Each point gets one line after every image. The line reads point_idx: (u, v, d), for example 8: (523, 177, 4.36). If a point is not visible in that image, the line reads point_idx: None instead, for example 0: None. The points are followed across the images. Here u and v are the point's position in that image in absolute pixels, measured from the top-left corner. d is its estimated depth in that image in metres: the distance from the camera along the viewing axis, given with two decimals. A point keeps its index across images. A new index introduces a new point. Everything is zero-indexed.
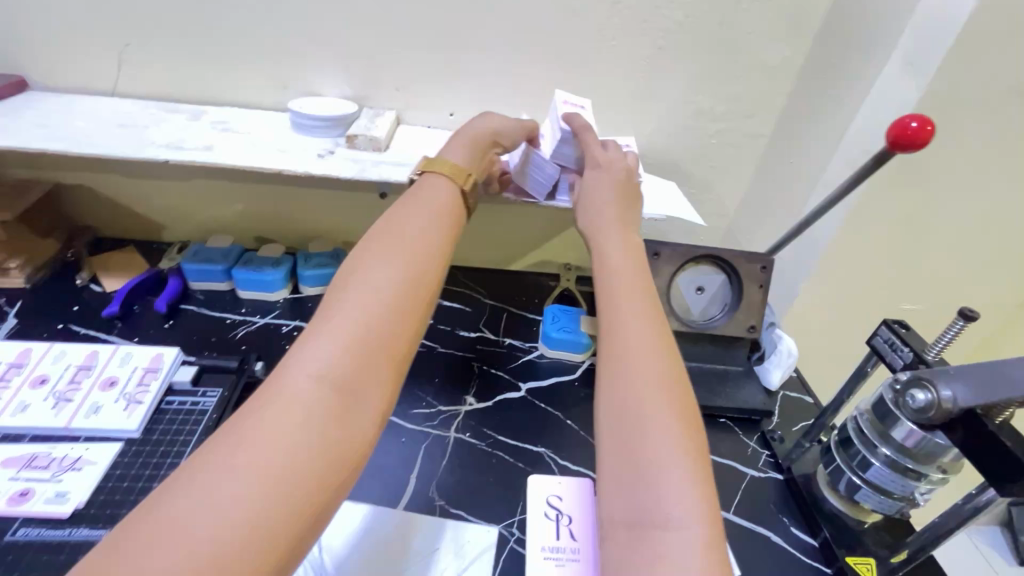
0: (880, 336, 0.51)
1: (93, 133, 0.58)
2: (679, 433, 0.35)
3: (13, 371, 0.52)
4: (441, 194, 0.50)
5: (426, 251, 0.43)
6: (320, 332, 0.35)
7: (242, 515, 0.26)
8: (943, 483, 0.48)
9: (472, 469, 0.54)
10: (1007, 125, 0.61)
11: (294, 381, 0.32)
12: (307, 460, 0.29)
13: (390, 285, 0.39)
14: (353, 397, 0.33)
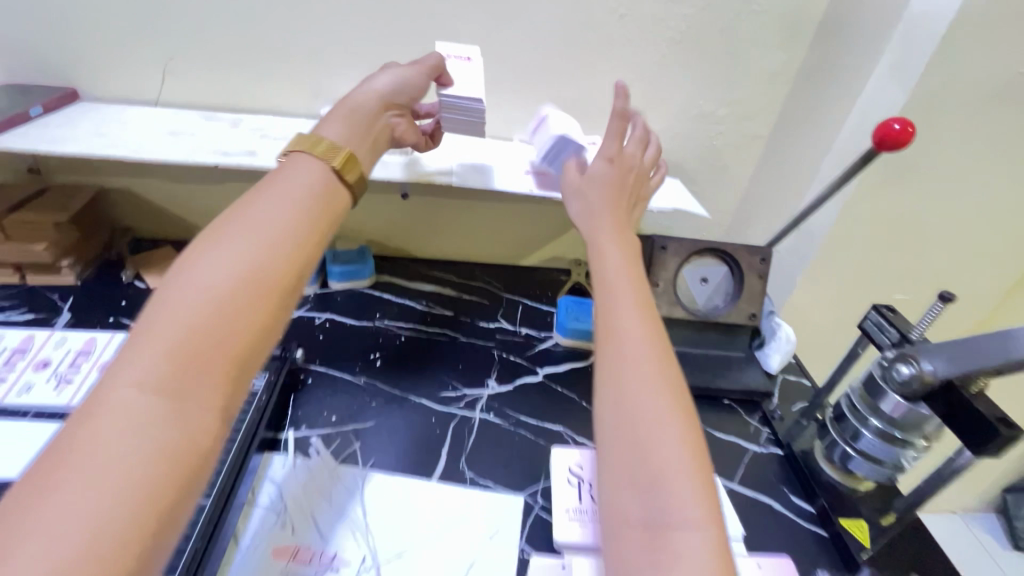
0: (870, 319, 0.55)
1: (146, 143, 0.63)
2: (686, 435, 0.37)
3: (18, 355, 0.57)
4: (307, 171, 0.44)
5: (275, 234, 0.39)
6: (147, 340, 0.32)
7: (75, 541, 0.26)
8: (928, 451, 0.52)
9: (498, 445, 0.59)
10: (985, 126, 0.66)
11: (115, 395, 0.30)
12: (138, 488, 0.28)
13: (226, 283, 0.35)
14: (187, 400, 0.31)
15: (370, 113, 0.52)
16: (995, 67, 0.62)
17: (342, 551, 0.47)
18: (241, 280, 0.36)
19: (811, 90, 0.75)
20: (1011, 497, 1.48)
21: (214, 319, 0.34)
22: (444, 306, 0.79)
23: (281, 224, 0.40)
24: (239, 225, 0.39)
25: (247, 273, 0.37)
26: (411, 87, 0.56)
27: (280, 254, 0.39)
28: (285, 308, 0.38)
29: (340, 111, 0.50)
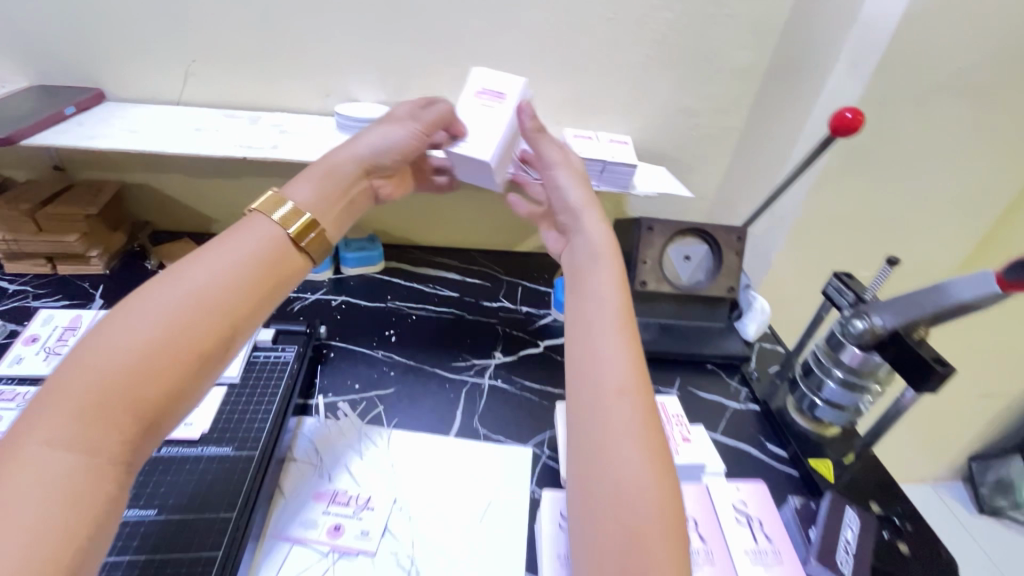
0: (831, 285, 0.63)
1: (174, 140, 0.69)
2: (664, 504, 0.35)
3: (69, 333, 0.63)
4: (261, 231, 0.43)
5: (213, 297, 0.38)
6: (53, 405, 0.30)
7: None
8: (881, 394, 0.61)
9: (506, 407, 0.66)
10: (931, 116, 0.74)
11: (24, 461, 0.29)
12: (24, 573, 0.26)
13: (143, 347, 0.34)
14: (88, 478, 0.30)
15: (350, 175, 0.53)
16: (938, 64, 0.70)
17: (375, 494, 0.54)
18: (162, 345, 0.34)
19: (780, 85, 0.83)
20: (975, 464, 1.58)
21: (128, 392, 0.32)
22: (449, 288, 0.86)
23: (219, 282, 0.38)
24: (176, 281, 0.37)
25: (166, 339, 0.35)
26: (395, 146, 0.58)
27: (214, 319, 0.37)
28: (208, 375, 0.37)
29: (317, 172, 0.51)
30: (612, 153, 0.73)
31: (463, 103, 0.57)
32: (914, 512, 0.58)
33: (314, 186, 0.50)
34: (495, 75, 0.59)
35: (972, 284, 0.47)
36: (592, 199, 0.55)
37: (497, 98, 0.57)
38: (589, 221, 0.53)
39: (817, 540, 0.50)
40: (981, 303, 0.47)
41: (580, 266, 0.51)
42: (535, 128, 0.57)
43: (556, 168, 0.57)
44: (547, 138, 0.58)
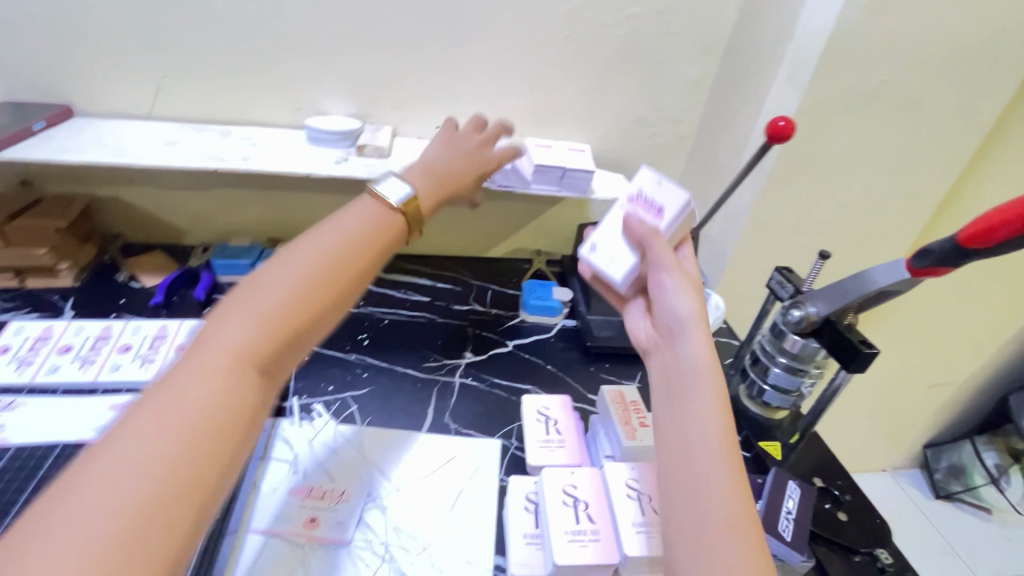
0: (773, 279, 0.68)
1: (146, 153, 0.71)
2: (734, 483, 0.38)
3: (42, 342, 0.64)
4: (370, 209, 0.53)
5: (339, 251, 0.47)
6: (235, 319, 0.40)
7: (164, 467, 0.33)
8: (821, 377, 0.66)
9: (476, 402, 0.69)
10: (861, 124, 0.81)
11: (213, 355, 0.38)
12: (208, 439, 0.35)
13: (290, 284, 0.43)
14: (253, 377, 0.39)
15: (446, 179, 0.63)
16: (863, 77, 0.76)
17: (350, 488, 0.56)
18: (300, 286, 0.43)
19: (726, 97, 0.89)
20: (931, 451, 1.65)
21: (277, 321, 0.41)
22: (421, 293, 0.88)
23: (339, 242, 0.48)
24: (314, 238, 0.47)
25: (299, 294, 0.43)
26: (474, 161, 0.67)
27: (349, 265, 0.46)
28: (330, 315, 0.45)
29: (415, 172, 0.61)
30: (570, 160, 0.77)
31: (614, 213, 0.57)
32: (851, 485, 0.63)
33: (414, 178, 0.60)
34: (658, 184, 0.55)
35: (888, 271, 0.53)
36: (704, 315, 0.46)
37: (654, 212, 0.54)
38: (695, 340, 0.44)
39: (761, 511, 0.54)
40: (897, 288, 0.53)
41: (680, 382, 0.43)
42: (647, 233, 0.51)
43: (666, 271, 0.49)
44: (664, 242, 0.51)
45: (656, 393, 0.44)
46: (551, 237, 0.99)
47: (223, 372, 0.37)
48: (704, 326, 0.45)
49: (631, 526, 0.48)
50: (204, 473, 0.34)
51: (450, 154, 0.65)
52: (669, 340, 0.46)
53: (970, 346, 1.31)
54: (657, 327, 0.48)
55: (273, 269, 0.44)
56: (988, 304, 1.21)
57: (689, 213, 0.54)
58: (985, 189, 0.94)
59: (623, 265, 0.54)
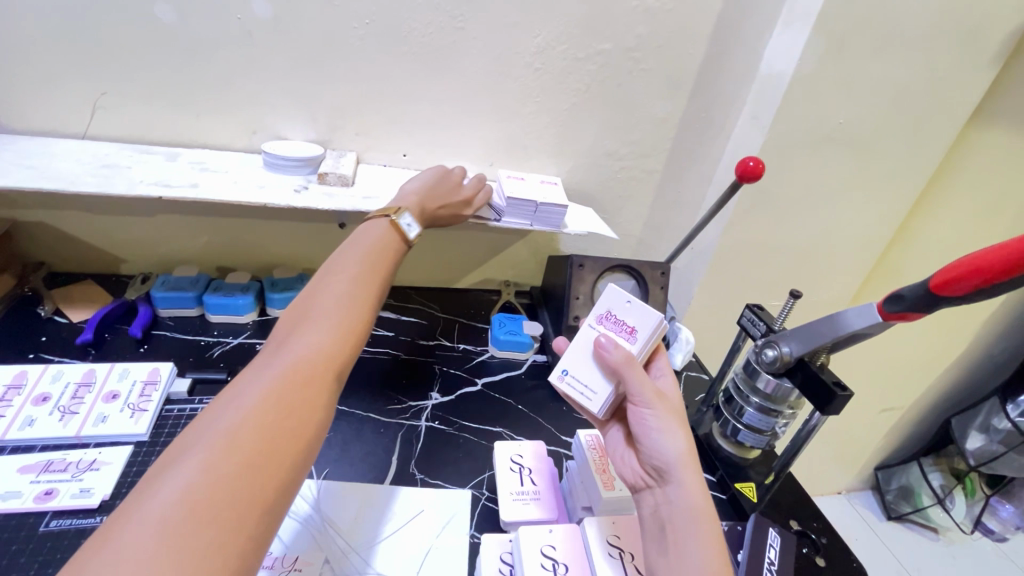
0: (745, 316, 0.68)
1: (79, 175, 0.64)
2: (712, 561, 0.39)
3: None
4: (380, 225, 0.57)
5: (365, 277, 0.50)
6: (298, 334, 0.43)
7: (229, 462, 0.32)
8: (794, 416, 0.65)
9: (444, 447, 0.65)
10: (819, 164, 0.84)
11: (277, 365, 0.40)
12: (268, 439, 0.35)
13: (340, 304, 0.46)
14: (309, 385, 0.39)
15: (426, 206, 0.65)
16: (823, 120, 0.79)
17: (303, 553, 0.50)
18: (344, 306, 0.46)
19: (693, 134, 0.91)
20: (881, 473, 1.71)
21: (329, 336, 0.43)
22: (383, 328, 0.84)
23: (360, 264, 0.51)
24: (342, 262, 0.51)
25: (350, 301, 0.47)
26: (445, 194, 0.69)
27: (372, 287, 0.50)
28: (365, 339, 0.47)
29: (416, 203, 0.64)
30: (544, 193, 0.75)
31: (584, 334, 0.54)
32: (827, 527, 0.62)
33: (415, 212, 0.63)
34: (626, 303, 0.53)
35: (862, 313, 0.53)
36: (692, 454, 0.45)
37: (626, 334, 0.52)
38: (688, 484, 0.43)
39: (745, 562, 0.53)
40: (870, 331, 0.53)
41: (674, 528, 0.42)
42: (621, 361, 0.48)
43: (646, 407, 0.46)
44: (641, 371, 0.48)
45: (649, 535, 0.44)
46: (520, 268, 0.97)
47: (283, 380, 0.38)
48: (696, 469, 0.43)
49: None
50: (270, 480, 0.33)
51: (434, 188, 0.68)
52: (661, 480, 0.45)
53: (914, 371, 1.37)
54: (647, 465, 0.47)
55: (323, 283, 0.48)
56: (932, 334, 1.27)
57: (662, 331, 0.51)
58: (930, 226, 1.00)
59: (600, 394, 0.51)
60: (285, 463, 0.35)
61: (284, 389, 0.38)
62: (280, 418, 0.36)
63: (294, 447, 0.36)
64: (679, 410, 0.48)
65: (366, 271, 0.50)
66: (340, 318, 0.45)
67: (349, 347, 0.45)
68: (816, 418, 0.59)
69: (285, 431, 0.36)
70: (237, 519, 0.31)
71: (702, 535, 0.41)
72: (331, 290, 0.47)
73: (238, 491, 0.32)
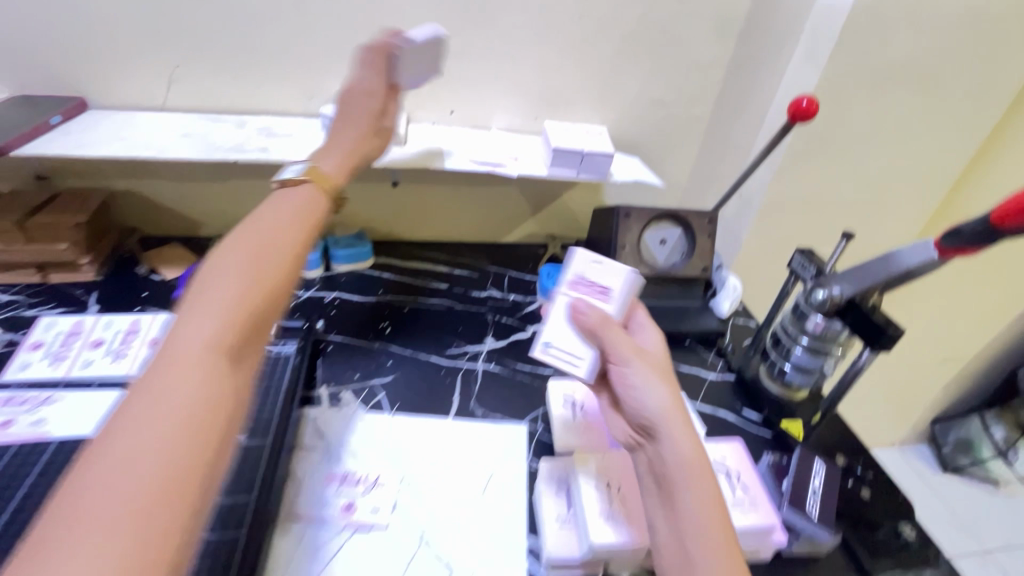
0: (796, 260, 0.68)
1: (166, 145, 0.70)
2: (712, 506, 0.42)
3: (72, 337, 0.63)
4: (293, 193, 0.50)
5: (271, 242, 0.44)
6: (189, 321, 0.37)
7: (126, 491, 0.28)
8: (844, 357, 0.66)
9: (500, 387, 0.70)
10: (878, 100, 0.81)
11: (167, 363, 0.34)
12: (166, 452, 0.30)
13: (238, 282, 0.40)
14: (210, 378, 0.34)
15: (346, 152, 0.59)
16: (881, 53, 0.76)
17: (383, 473, 0.57)
18: (244, 282, 0.40)
19: (742, 76, 0.88)
20: (939, 427, 1.65)
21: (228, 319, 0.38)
22: (438, 281, 0.88)
23: (263, 232, 0.44)
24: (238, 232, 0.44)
25: (256, 274, 0.41)
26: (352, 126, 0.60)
27: (282, 253, 0.44)
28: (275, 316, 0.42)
29: (336, 154, 0.58)
30: (589, 143, 0.76)
31: (559, 301, 0.54)
32: (872, 462, 0.64)
33: (335, 167, 0.56)
34: (596, 264, 0.56)
35: (916, 251, 0.53)
36: (678, 404, 0.46)
37: (599, 294, 0.55)
38: (676, 438, 0.45)
39: (789, 490, 0.54)
40: (924, 269, 0.53)
41: (670, 479, 0.44)
42: (598, 323, 0.50)
43: (628, 366, 0.48)
44: (618, 330, 0.50)
45: (650, 488, 0.47)
46: (565, 222, 0.99)
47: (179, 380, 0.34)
48: (682, 420, 0.45)
49: None
50: (185, 491, 0.30)
51: (337, 136, 0.59)
52: (652, 436, 0.47)
53: (979, 320, 1.31)
54: (636, 423, 0.49)
55: (219, 260, 0.42)
56: (1000, 280, 1.21)
57: (635, 287, 0.55)
58: (1004, 162, 0.94)
59: (585, 359, 0.52)
60: (200, 471, 0.31)
61: (178, 420, 0.32)
62: (183, 426, 0.32)
63: (208, 451, 0.32)
64: (665, 366, 0.50)
65: (269, 238, 0.44)
66: (241, 295, 0.39)
67: (257, 329, 0.40)
68: (866, 356, 0.60)
69: (193, 438, 0.32)
70: (150, 558, 0.27)
71: (694, 485, 0.43)
72: (234, 283, 0.40)
73: (145, 519, 0.28)
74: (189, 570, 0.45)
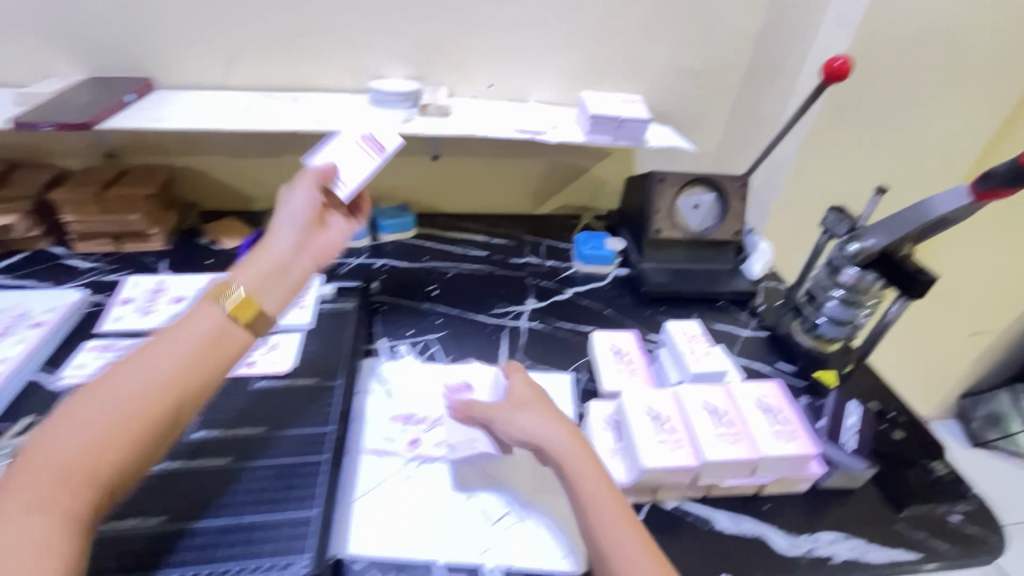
0: (828, 218, 0.71)
1: (229, 119, 0.75)
2: (617, 515, 0.45)
3: (156, 294, 0.71)
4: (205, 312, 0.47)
5: (186, 355, 0.43)
6: (54, 439, 0.38)
7: None
8: (876, 308, 0.69)
9: (543, 342, 0.74)
10: (909, 63, 0.83)
11: (25, 488, 0.36)
12: None
13: (127, 397, 0.40)
14: (52, 515, 0.35)
15: (262, 271, 0.51)
16: (909, 15, 0.78)
17: (441, 414, 0.62)
18: (129, 403, 0.40)
19: (773, 44, 0.90)
20: (967, 401, 1.65)
21: (101, 453, 0.38)
22: (478, 249, 0.93)
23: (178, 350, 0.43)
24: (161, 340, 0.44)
25: (140, 394, 0.40)
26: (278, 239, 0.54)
27: (192, 368, 0.43)
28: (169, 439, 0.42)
29: (259, 270, 0.51)
30: (626, 110, 0.79)
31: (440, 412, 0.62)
32: (905, 408, 0.67)
33: (254, 286, 0.50)
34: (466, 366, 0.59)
35: (950, 199, 0.56)
36: (557, 424, 0.51)
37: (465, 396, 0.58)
38: (563, 459, 0.48)
39: (825, 426, 0.58)
40: (957, 216, 0.56)
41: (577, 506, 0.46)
42: (462, 408, 0.56)
43: (496, 424, 0.53)
44: (470, 404, 0.55)
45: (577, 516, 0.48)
46: (598, 193, 1.02)
47: (36, 516, 0.35)
48: (560, 432, 0.50)
49: (711, 436, 0.53)
50: None
51: (256, 256, 0.53)
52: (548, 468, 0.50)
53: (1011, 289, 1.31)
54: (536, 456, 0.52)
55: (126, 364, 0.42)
56: None
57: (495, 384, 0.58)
58: None
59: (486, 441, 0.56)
60: None
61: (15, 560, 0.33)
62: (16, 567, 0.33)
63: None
64: (532, 397, 0.54)
65: (181, 353, 0.43)
66: (124, 417, 0.39)
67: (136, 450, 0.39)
68: (898, 304, 0.63)
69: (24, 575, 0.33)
70: None
71: (595, 491, 0.46)
72: (80, 447, 0.37)
73: None
74: (274, 488, 0.49)
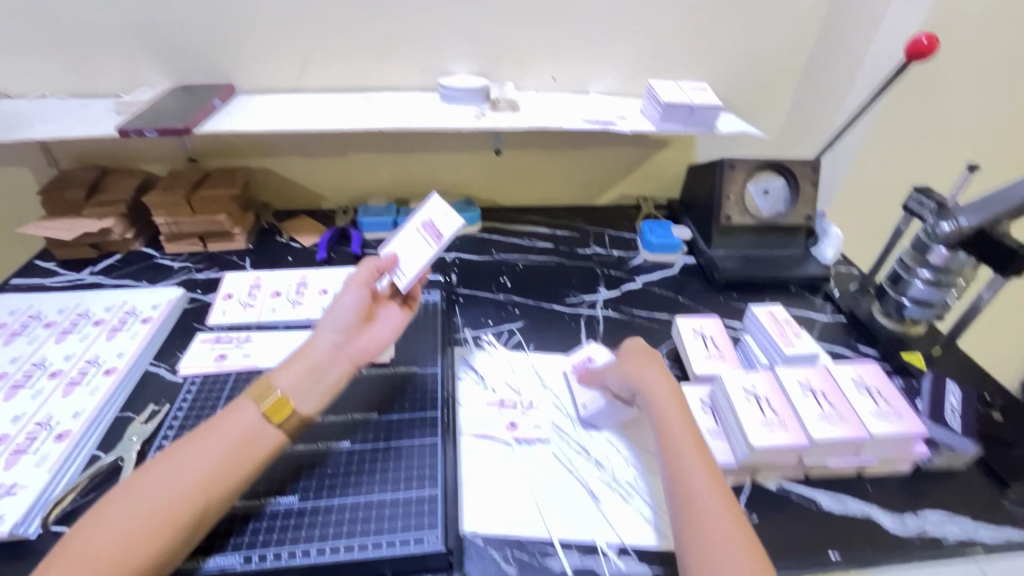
0: (912, 199, 0.70)
1: (311, 121, 0.78)
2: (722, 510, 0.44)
3: (254, 291, 0.75)
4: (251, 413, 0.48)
5: (224, 457, 0.45)
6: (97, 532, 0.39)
7: None
8: (965, 288, 0.68)
9: (622, 329, 0.75)
10: None
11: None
12: None
13: (165, 499, 0.41)
14: None
15: (298, 370, 0.50)
16: None
17: (535, 400, 0.64)
18: (169, 506, 0.41)
19: (840, 25, 0.89)
20: None
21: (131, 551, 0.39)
22: (543, 241, 0.94)
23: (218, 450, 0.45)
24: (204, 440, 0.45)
25: (177, 495, 0.42)
26: (325, 333, 0.53)
27: (229, 469, 0.44)
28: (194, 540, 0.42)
29: (299, 367, 0.51)
30: (697, 97, 0.80)
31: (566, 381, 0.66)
32: (1000, 389, 0.66)
33: (291, 386, 0.49)
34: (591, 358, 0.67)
35: None
36: (663, 386, 0.55)
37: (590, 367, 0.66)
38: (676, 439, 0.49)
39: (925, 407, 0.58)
40: None
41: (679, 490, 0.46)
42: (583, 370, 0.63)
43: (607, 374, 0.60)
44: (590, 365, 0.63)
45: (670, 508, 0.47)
46: (658, 182, 1.03)
47: None
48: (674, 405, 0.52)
49: (815, 419, 0.53)
50: None
51: (301, 354, 0.52)
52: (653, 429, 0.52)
53: None
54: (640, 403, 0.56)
55: (171, 461, 0.44)
56: None
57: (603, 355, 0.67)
58: None
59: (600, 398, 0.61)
60: None
61: None
62: None
63: None
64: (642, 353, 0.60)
65: (219, 453, 0.45)
66: (155, 518, 0.40)
67: (164, 548, 0.40)
68: (994, 283, 0.62)
69: None
70: None
71: (706, 487, 0.45)
72: (121, 540, 0.39)
73: None
74: (395, 469, 0.53)
